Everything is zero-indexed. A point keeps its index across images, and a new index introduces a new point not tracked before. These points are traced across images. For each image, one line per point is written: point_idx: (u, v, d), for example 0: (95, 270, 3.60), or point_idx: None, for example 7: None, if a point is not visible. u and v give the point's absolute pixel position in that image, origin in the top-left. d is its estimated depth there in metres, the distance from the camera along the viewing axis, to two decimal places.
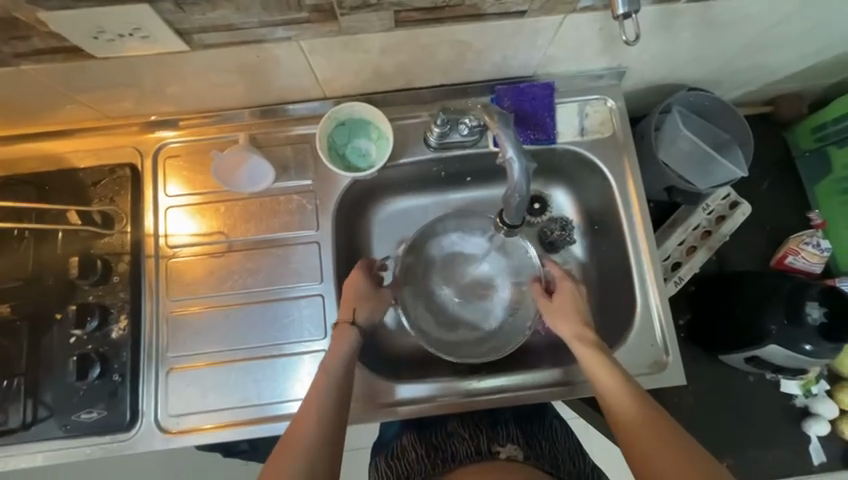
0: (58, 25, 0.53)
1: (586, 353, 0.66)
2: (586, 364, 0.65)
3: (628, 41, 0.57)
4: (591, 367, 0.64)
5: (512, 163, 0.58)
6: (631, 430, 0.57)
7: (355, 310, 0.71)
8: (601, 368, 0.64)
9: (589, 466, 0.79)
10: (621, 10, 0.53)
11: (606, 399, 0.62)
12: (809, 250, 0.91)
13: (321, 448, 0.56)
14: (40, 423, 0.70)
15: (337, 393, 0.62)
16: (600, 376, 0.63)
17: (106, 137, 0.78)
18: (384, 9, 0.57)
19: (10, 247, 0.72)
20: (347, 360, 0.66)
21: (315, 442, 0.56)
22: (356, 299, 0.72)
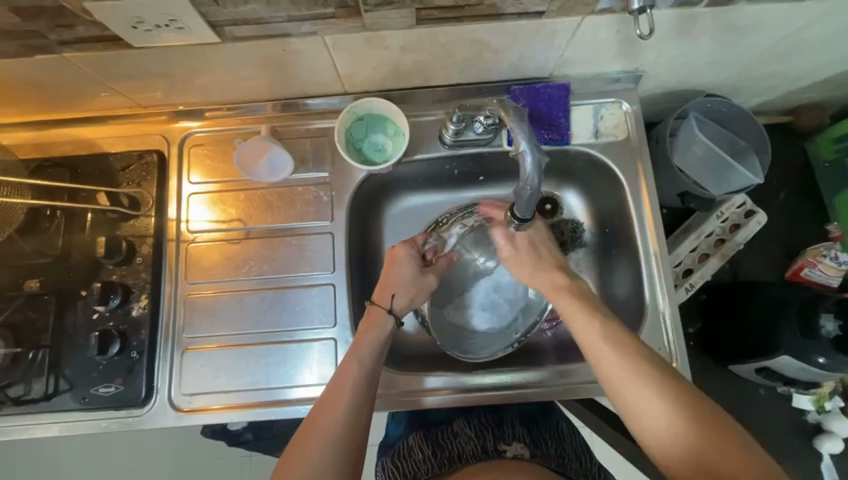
0: (101, 15, 0.56)
1: (567, 307, 0.64)
2: (563, 311, 0.64)
3: (643, 34, 0.58)
4: (595, 354, 0.60)
5: (524, 156, 0.57)
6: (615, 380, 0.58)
7: (395, 297, 0.69)
8: (607, 353, 0.59)
9: (596, 465, 0.80)
10: (637, 6, 0.56)
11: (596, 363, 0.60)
12: (827, 263, 0.88)
13: (351, 428, 0.59)
14: (61, 395, 0.73)
15: (366, 378, 0.62)
16: (579, 329, 0.62)
17: (135, 125, 0.81)
18: (407, 6, 0.59)
19: (41, 225, 0.76)
20: (377, 347, 0.66)
21: (345, 422, 0.58)
22: (398, 285, 0.70)
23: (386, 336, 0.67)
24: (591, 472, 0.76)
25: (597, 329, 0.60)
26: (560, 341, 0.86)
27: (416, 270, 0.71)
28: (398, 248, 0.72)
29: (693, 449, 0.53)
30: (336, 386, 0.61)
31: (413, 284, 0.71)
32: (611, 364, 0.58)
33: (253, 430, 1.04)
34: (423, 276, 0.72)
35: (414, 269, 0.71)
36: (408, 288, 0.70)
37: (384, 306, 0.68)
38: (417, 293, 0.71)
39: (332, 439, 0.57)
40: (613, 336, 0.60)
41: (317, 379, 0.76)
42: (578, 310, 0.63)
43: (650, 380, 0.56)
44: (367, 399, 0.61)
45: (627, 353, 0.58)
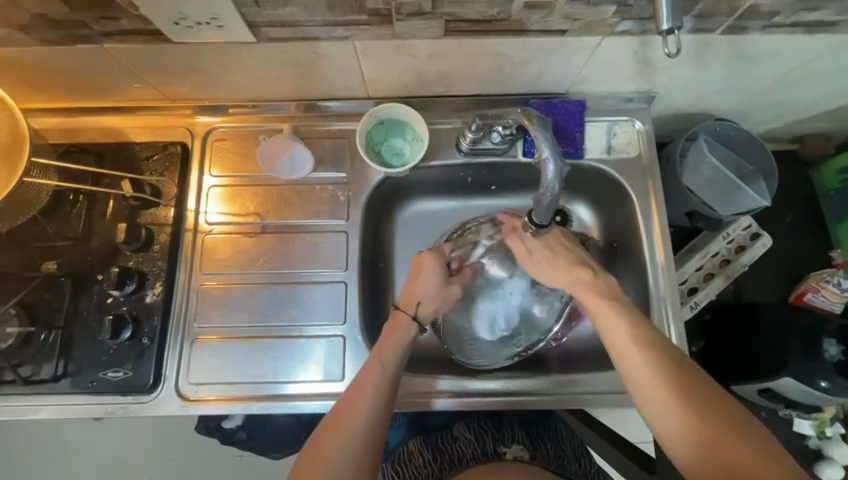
0: (147, 10, 0.59)
1: (595, 305, 0.65)
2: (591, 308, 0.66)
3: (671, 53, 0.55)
4: (622, 352, 0.61)
5: (547, 163, 0.60)
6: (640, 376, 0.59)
7: (420, 306, 0.71)
8: (633, 351, 0.60)
9: (595, 467, 0.81)
10: (665, 26, 0.50)
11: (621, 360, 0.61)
12: (831, 289, 0.89)
13: (372, 428, 0.60)
14: (69, 377, 0.74)
15: (385, 376, 0.64)
16: (607, 326, 0.63)
17: (161, 117, 0.83)
18: (436, 18, 0.62)
19: (63, 209, 0.78)
20: (406, 341, 0.68)
21: (368, 420, 0.60)
22: (424, 294, 0.71)
23: (411, 338, 0.69)
24: (590, 473, 0.78)
25: (622, 324, 0.62)
26: (564, 352, 0.86)
27: (442, 280, 0.72)
28: (426, 257, 0.73)
29: (715, 446, 0.54)
30: (356, 386, 0.63)
31: (439, 293, 0.72)
32: (637, 360, 0.60)
33: (246, 429, 1.05)
34: (448, 286, 0.73)
35: (440, 278, 0.72)
36: (433, 298, 0.72)
37: (406, 313, 0.70)
38: (442, 303, 0.73)
39: (354, 439, 0.59)
40: (640, 336, 0.61)
41: (323, 375, 0.76)
42: (605, 307, 0.64)
43: (674, 380, 0.58)
44: (385, 404, 0.62)
45: (653, 351, 0.60)
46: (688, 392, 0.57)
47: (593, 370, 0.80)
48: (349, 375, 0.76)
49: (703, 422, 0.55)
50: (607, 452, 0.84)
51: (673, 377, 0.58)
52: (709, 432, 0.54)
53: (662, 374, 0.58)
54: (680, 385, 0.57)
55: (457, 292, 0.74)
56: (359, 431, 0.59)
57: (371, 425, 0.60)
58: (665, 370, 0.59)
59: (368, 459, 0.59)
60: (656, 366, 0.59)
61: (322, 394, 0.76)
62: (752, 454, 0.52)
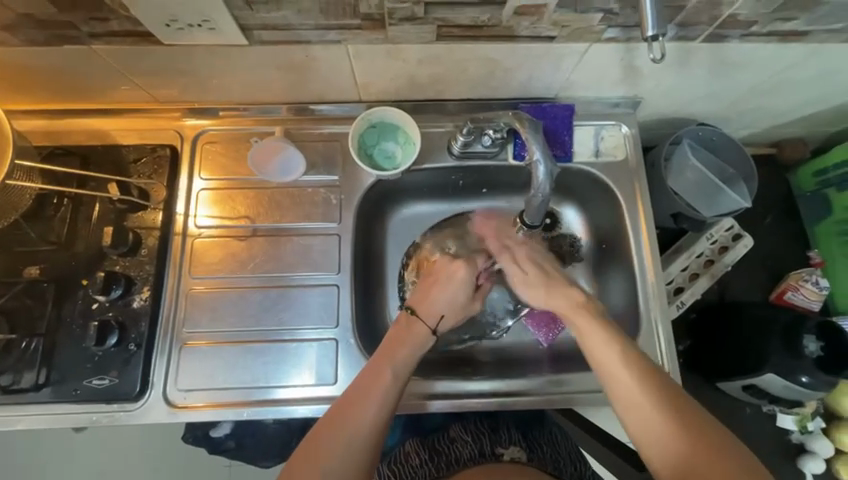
0: (138, 12, 0.59)
1: (585, 328, 0.66)
2: (579, 332, 0.67)
3: (656, 59, 0.55)
4: (609, 372, 0.62)
5: (537, 165, 0.63)
6: (630, 397, 0.60)
7: (443, 318, 0.72)
8: (620, 371, 0.62)
9: (590, 470, 0.82)
10: (651, 33, 0.51)
11: (609, 379, 0.62)
12: (809, 288, 0.93)
13: (367, 439, 0.59)
14: (52, 385, 0.71)
15: (392, 387, 0.63)
16: (595, 349, 0.64)
17: (150, 119, 0.82)
18: (429, 23, 0.63)
19: (46, 213, 0.76)
20: (415, 358, 0.67)
21: (367, 430, 0.60)
22: (449, 307, 0.72)
23: (423, 350, 0.68)
24: (585, 476, 0.79)
25: (614, 349, 0.63)
26: (556, 353, 0.87)
27: (464, 296, 0.73)
28: (454, 267, 0.74)
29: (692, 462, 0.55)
30: (355, 394, 0.62)
31: (462, 305, 0.74)
32: (626, 381, 0.61)
33: (235, 438, 1.04)
34: (470, 302, 0.75)
35: (466, 293, 0.74)
36: (454, 310, 0.73)
37: (426, 324, 0.69)
38: (462, 316, 0.74)
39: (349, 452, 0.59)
40: (630, 356, 0.62)
41: (316, 379, 0.76)
42: (594, 329, 0.65)
43: (661, 399, 0.59)
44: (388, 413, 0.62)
45: (639, 374, 0.61)
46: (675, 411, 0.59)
47: (585, 369, 0.81)
48: (342, 378, 0.76)
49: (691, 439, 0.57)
50: (602, 456, 0.79)
51: (664, 398, 0.59)
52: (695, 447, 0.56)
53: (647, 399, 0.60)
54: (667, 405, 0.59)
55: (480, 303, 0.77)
56: (356, 441, 0.59)
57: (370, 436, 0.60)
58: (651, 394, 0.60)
59: (363, 469, 0.59)
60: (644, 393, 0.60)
61: (315, 397, 0.75)
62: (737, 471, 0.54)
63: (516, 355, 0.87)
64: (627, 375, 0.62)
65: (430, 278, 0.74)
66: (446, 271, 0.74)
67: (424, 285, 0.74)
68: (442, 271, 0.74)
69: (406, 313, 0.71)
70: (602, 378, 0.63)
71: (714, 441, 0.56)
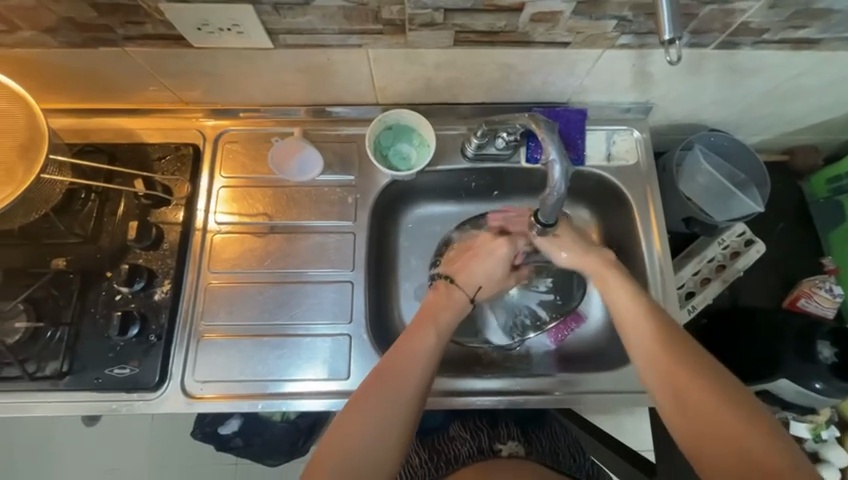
0: (172, 16, 0.62)
1: (609, 279, 0.70)
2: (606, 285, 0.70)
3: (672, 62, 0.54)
4: (627, 322, 0.66)
5: (553, 165, 0.63)
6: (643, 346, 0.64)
7: (480, 289, 0.75)
8: (637, 321, 0.65)
9: (588, 462, 0.85)
10: (667, 36, 0.51)
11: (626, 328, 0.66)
12: (823, 294, 0.92)
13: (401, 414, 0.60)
14: (75, 373, 0.74)
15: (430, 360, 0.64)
16: (616, 298, 0.68)
17: (174, 119, 0.85)
18: (447, 28, 0.65)
19: (74, 206, 0.79)
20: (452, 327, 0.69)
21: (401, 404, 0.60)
22: (485, 280, 0.75)
23: (461, 317, 0.71)
24: (584, 468, 0.82)
25: (633, 299, 0.67)
26: (567, 354, 0.88)
27: (501, 270, 0.76)
28: (496, 244, 0.76)
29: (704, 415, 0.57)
30: (388, 368, 0.62)
31: (498, 280, 0.77)
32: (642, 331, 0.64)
33: (243, 436, 1.06)
34: (506, 276, 0.78)
35: (503, 268, 0.77)
36: (489, 282, 0.76)
37: (465, 292, 0.73)
38: (496, 288, 0.78)
39: (379, 417, 0.59)
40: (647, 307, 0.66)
41: (328, 374, 0.77)
42: (616, 282, 0.69)
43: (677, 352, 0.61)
44: (420, 388, 0.62)
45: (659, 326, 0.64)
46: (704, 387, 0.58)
47: (591, 370, 0.82)
48: (355, 374, 0.77)
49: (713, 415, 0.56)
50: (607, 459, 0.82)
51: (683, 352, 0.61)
52: (717, 428, 0.56)
53: (676, 371, 0.60)
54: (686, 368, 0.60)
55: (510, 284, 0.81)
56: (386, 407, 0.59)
57: (405, 402, 0.60)
58: (682, 368, 0.60)
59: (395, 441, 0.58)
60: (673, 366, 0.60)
61: (328, 392, 0.76)
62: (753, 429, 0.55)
63: (527, 357, 0.87)
64: (651, 341, 0.63)
65: (470, 251, 0.77)
66: (485, 245, 0.77)
67: (462, 258, 0.76)
68: (481, 243, 0.77)
69: (446, 281, 0.74)
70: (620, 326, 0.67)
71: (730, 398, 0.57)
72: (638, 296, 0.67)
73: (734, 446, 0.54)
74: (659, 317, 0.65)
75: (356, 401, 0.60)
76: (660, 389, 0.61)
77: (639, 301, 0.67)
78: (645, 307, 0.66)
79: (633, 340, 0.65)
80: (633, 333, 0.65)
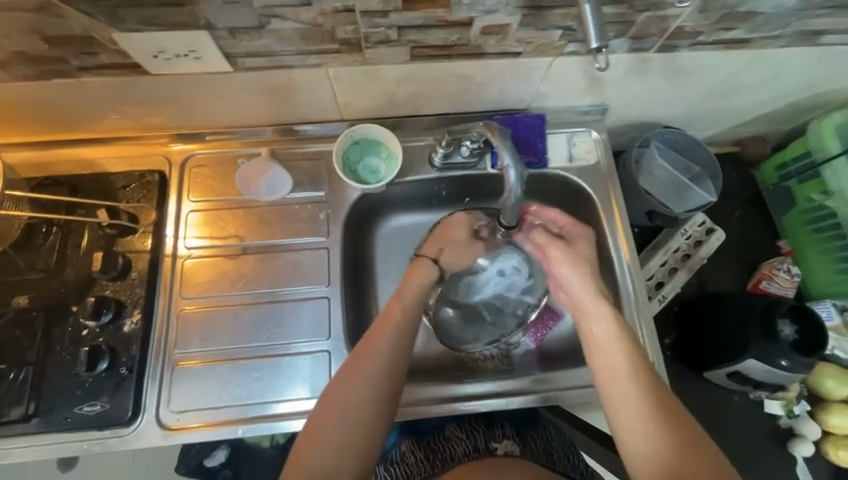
0: (126, 45, 0.62)
1: (594, 315, 0.66)
2: (587, 321, 0.67)
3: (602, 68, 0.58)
4: (604, 363, 0.64)
5: (508, 170, 0.66)
6: (616, 389, 0.62)
7: (444, 252, 0.77)
8: (615, 363, 0.63)
9: (582, 463, 0.82)
10: (594, 45, 0.54)
11: (600, 370, 0.64)
12: (783, 276, 0.98)
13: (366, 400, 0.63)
14: (42, 415, 0.71)
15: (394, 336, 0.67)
16: (598, 336, 0.66)
17: (138, 146, 0.84)
18: (402, 44, 0.67)
19: (35, 241, 0.76)
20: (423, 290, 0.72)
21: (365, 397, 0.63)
22: (446, 242, 0.78)
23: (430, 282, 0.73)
24: (578, 468, 0.80)
25: (616, 340, 0.65)
26: (547, 353, 0.89)
27: (466, 231, 0.79)
28: (452, 222, 0.79)
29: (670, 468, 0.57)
30: (354, 357, 0.66)
31: (465, 242, 0.79)
32: (617, 375, 0.63)
33: (231, 466, 1.04)
34: (471, 241, 0.80)
35: (466, 233, 0.79)
36: (452, 245, 0.78)
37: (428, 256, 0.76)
38: (467, 253, 0.81)
39: (357, 403, 0.62)
40: (632, 352, 0.64)
41: (309, 393, 0.76)
42: (604, 322, 0.65)
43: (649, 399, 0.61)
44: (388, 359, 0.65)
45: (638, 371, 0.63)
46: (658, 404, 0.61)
47: (570, 366, 0.84)
48: None
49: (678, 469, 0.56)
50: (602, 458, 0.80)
51: (654, 398, 0.61)
52: (666, 442, 0.58)
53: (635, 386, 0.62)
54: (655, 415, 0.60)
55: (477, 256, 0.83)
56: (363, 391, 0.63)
57: (373, 377, 0.64)
58: (639, 382, 0.62)
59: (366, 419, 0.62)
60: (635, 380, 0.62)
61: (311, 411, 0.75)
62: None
63: (509, 359, 0.88)
64: (626, 386, 0.62)
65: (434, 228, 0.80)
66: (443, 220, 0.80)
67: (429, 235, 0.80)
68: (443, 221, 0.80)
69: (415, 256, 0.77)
70: (595, 367, 0.65)
71: (696, 454, 0.57)
72: (622, 337, 0.65)
73: None
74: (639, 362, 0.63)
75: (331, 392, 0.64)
76: (628, 434, 0.60)
77: (622, 343, 0.64)
78: (626, 349, 0.64)
79: (598, 356, 0.65)
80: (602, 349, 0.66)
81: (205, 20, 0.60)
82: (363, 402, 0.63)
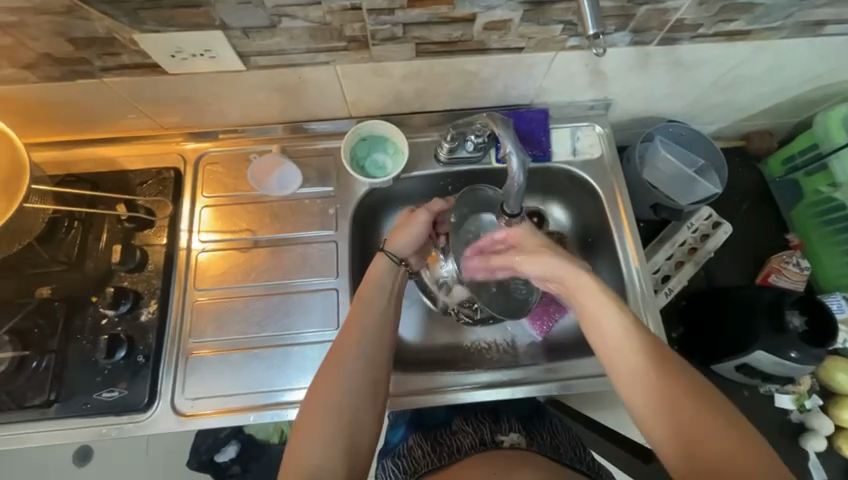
0: (146, 45, 0.66)
1: (574, 284, 0.67)
2: (573, 289, 0.67)
3: (600, 56, 0.59)
4: (599, 335, 0.65)
5: (511, 157, 0.67)
6: (614, 357, 0.63)
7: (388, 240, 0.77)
8: (610, 334, 0.64)
9: (590, 456, 0.82)
10: (591, 30, 0.55)
11: (597, 340, 0.65)
12: (791, 269, 0.98)
13: (350, 385, 0.65)
14: (63, 401, 0.74)
15: (368, 337, 0.68)
16: (584, 306, 0.66)
17: (155, 145, 0.88)
18: (407, 41, 0.70)
19: (58, 235, 0.80)
20: (387, 287, 0.73)
21: (348, 384, 0.65)
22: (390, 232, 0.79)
23: (394, 279, 0.75)
24: (585, 461, 0.79)
25: (608, 312, 0.64)
26: (552, 345, 0.90)
27: (404, 214, 0.79)
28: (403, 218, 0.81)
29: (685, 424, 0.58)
30: (336, 348, 0.68)
31: (408, 222, 0.77)
32: (614, 345, 0.63)
33: (241, 462, 1.08)
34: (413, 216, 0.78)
35: (406, 217, 0.78)
36: (395, 231, 0.77)
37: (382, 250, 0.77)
38: (416, 226, 0.77)
39: (347, 386, 0.65)
40: (630, 323, 0.64)
41: None
42: (590, 295, 0.65)
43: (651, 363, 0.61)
44: (364, 356, 0.67)
45: (636, 340, 0.63)
46: (666, 376, 0.60)
47: (576, 357, 0.85)
48: None
49: (691, 424, 0.58)
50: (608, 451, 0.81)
51: (658, 363, 0.61)
52: (676, 400, 0.59)
53: (639, 365, 0.62)
54: (660, 376, 0.60)
55: (427, 225, 0.77)
56: (348, 388, 0.65)
57: (355, 374, 0.66)
58: (638, 350, 0.62)
59: (352, 406, 0.64)
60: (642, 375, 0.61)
61: None
62: (731, 437, 0.56)
63: (514, 350, 0.90)
64: (626, 354, 0.62)
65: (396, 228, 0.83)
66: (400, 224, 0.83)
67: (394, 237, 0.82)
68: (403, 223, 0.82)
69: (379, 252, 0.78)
70: (591, 338, 0.66)
71: (706, 405, 0.58)
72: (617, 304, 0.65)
73: (712, 454, 0.56)
74: (635, 331, 0.63)
75: (313, 394, 0.64)
76: (635, 398, 0.61)
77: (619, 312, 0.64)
78: (619, 319, 0.64)
79: (595, 335, 0.65)
80: (608, 349, 0.64)
81: (220, 21, 0.64)
82: (350, 398, 0.64)
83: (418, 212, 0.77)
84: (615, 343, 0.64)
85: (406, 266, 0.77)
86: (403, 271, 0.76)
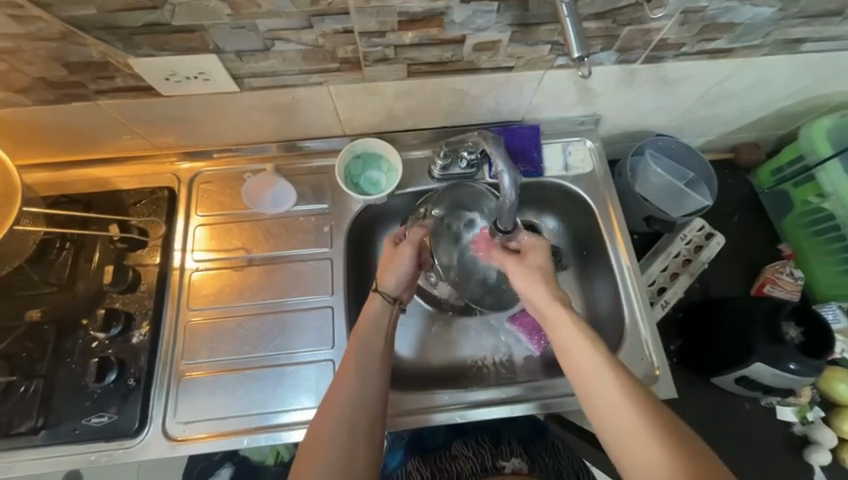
0: (140, 68, 0.66)
1: (557, 319, 0.66)
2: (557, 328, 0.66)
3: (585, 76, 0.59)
4: (585, 378, 0.61)
5: (503, 175, 0.71)
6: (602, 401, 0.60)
7: (382, 281, 0.75)
8: (594, 377, 0.61)
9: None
10: (576, 54, 0.57)
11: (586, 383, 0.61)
12: (786, 279, 0.98)
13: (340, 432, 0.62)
14: (49, 427, 0.72)
15: (359, 373, 0.67)
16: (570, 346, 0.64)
17: (150, 165, 0.88)
18: (399, 62, 0.71)
19: (49, 256, 0.79)
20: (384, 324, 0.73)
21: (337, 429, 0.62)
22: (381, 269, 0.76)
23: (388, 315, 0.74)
24: None
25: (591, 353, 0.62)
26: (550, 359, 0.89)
27: (389, 250, 0.78)
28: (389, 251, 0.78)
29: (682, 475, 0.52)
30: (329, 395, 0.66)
31: (397, 258, 0.76)
32: (602, 388, 0.60)
33: None
34: (399, 250, 0.76)
35: (394, 253, 0.77)
36: (386, 269, 0.76)
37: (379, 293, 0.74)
38: (406, 261, 0.75)
39: (337, 433, 0.62)
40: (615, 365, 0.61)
41: (314, 401, 0.76)
42: (574, 335, 0.64)
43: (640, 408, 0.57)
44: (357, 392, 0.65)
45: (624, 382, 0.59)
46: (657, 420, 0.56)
47: None
48: None
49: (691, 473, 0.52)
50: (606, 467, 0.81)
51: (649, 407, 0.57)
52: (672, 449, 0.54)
53: (628, 408, 0.57)
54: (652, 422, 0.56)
55: (414, 258, 0.76)
56: (341, 428, 0.63)
57: (346, 414, 0.64)
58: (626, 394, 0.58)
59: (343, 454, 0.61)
60: (625, 408, 0.57)
61: None
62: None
63: (511, 365, 0.89)
64: (617, 398, 0.58)
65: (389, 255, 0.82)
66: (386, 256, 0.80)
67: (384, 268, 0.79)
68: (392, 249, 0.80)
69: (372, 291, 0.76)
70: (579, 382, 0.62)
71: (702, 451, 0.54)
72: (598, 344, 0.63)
73: None
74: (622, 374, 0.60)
75: (310, 434, 0.63)
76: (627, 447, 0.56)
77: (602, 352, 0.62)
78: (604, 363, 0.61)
79: (583, 379, 0.62)
80: (590, 387, 0.61)
81: (214, 45, 0.65)
82: (342, 440, 0.62)
83: (403, 247, 0.77)
84: (595, 377, 0.61)
85: (401, 303, 0.76)
86: (399, 308, 0.75)
